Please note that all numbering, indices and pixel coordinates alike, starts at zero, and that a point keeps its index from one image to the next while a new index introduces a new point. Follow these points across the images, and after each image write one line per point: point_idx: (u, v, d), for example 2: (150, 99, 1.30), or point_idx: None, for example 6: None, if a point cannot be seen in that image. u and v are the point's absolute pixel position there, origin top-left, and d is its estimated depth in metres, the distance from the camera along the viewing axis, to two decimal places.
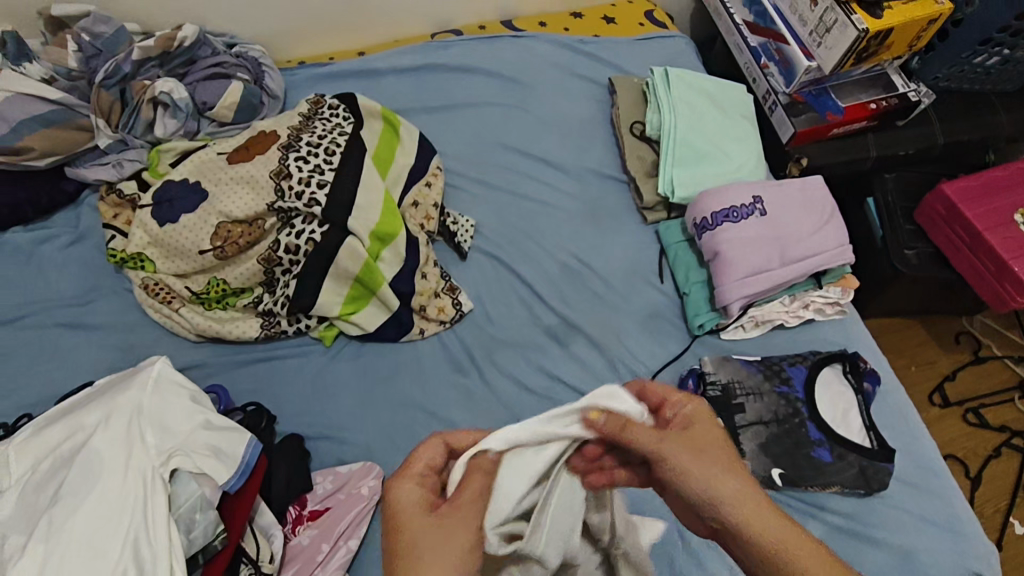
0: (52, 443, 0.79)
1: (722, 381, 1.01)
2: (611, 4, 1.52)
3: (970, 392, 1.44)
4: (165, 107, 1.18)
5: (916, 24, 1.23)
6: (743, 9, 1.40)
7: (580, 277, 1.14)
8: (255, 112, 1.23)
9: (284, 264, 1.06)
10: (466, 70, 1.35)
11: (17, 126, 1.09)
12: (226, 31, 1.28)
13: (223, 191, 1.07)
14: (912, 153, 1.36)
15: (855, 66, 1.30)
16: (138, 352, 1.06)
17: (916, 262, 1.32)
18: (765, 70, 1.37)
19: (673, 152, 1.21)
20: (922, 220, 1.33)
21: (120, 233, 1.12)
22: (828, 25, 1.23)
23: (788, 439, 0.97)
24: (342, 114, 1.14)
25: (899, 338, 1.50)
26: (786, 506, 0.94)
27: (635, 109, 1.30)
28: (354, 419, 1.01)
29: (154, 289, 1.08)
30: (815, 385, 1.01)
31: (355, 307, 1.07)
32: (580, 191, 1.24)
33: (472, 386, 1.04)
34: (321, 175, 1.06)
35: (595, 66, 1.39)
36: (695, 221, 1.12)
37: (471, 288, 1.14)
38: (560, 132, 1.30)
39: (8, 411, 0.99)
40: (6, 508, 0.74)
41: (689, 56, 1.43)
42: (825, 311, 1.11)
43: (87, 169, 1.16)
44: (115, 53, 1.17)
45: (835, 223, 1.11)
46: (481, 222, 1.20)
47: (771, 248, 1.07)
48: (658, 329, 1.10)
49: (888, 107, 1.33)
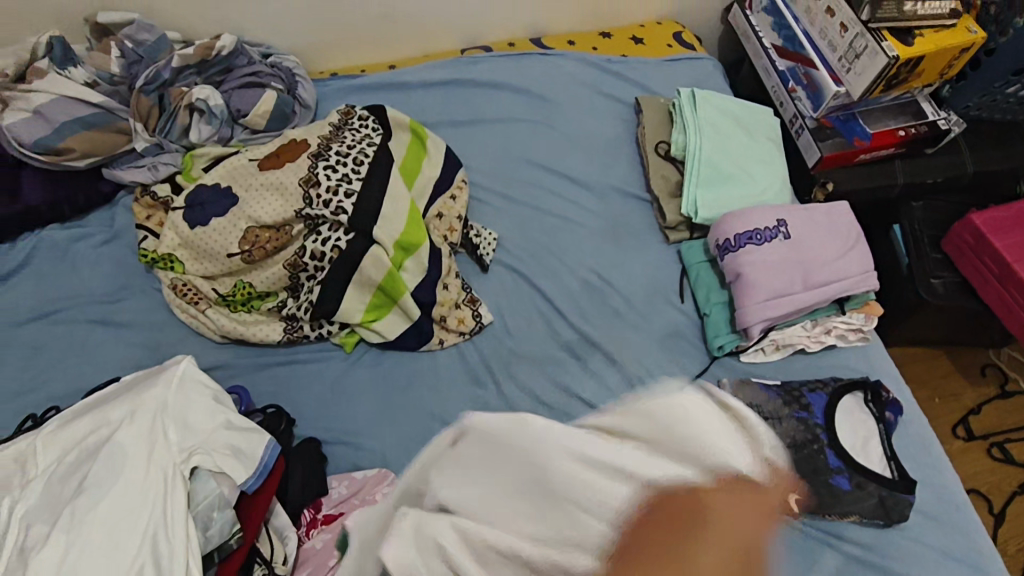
0: (78, 436, 0.80)
1: (742, 404, 0.99)
2: (640, 25, 1.53)
3: (995, 427, 1.42)
4: (201, 113, 1.21)
5: (948, 52, 1.23)
6: (773, 33, 1.41)
7: (600, 294, 1.14)
8: (287, 120, 1.26)
9: (309, 270, 1.08)
10: (495, 86, 1.37)
11: (59, 127, 1.14)
12: (263, 41, 1.32)
13: (254, 197, 1.09)
14: (941, 181, 1.35)
15: (884, 93, 1.30)
16: (164, 350, 1.08)
17: (943, 291, 1.30)
18: (793, 94, 1.37)
19: (698, 173, 1.21)
20: (950, 249, 1.31)
21: (152, 234, 1.14)
22: (858, 51, 1.22)
23: (808, 465, 0.94)
24: (371, 126, 1.18)
25: (923, 368, 1.47)
26: (803, 534, 0.93)
27: (661, 129, 1.31)
28: (371, 425, 1.02)
29: (182, 289, 1.10)
30: (836, 411, 0.99)
31: (377, 315, 1.08)
32: (602, 208, 1.24)
33: (490, 398, 1.04)
34: (348, 184, 1.09)
35: (622, 85, 1.40)
36: (717, 242, 1.12)
37: (492, 301, 1.14)
38: (585, 150, 1.31)
39: (36, 403, 1.01)
40: (31, 498, 0.75)
41: (716, 78, 1.43)
42: (847, 337, 1.10)
43: (123, 171, 1.19)
44: (156, 60, 1.20)
45: (860, 248, 1.10)
46: (503, 235, 1.21)
47: (794, 271, 1.06)
48: (677, 350, 1.10)
49: (918, 134, 1.32)
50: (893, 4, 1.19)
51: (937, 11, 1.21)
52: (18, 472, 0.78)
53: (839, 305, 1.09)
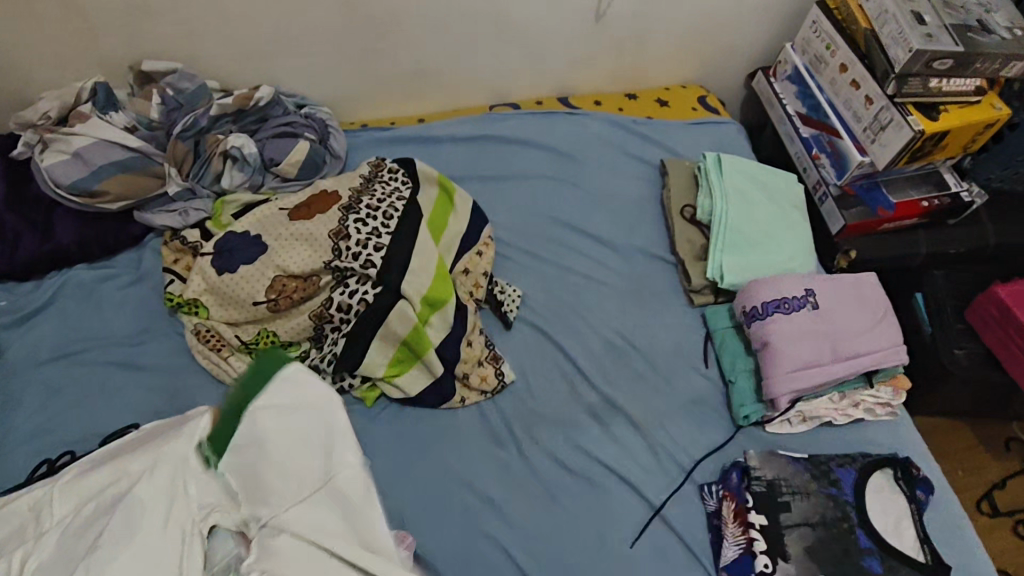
0: (97, 486, 0.79)
1: (767, 477, 0.99)
2: (665, 88, 1.56)
3: (1020, 504, 1.38)
4: (234, 160, 1.23)
5: (972, 128, 1.24)
6: (796, 101, 1.43)
7: (623, 355, 1.14)
8: (317, 170, 1.28)
9: (334, 322, 1.09)
10: (522, 142, 1.39)
11: (97, 171, 1.16)
12: (298, 92, 1.35)
13: (283, 247, 1.10)
14: (963, 252, 1.35)
15: (908, 164, 1.31)
16: (182, 397, 1.07)
17: (966, 363, 1.27)
18: (816, 160, 1.38)
19: (723, 238, 1.21)
20: (974, 319, 1.27)
21: (179, 278, 1.15)
22: (883, 123, 1.24)
23: (835, 545, 0.93)
24: (401, 179, 1.19)
25: (944, 440, 1.45)
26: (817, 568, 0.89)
27: (686, 192, 1.32)
28: (391, 483, 1.00)
29: (205, 335, 1.10)
30: (865, 491, 0.98)
31: (399, 370, 1.08)
32: (626, 268, 1.25)
33: (509, 460, 1.03)
34: (378, 238, 1.09)
35: (646, 146, 1.42)
36: (744, 309, 1.12)
37: (515, 360, 1.13)
38: (609, 210, 1.32)
39: (49, 447, 1.00)
40: (46, 551, 0.73)
41: (740, 143, 1.45)
42: (874, 411, 1.09)
43: (153, 215, 1.19)
44: (194, 107, 1.22)
45: (888, 321, 1.10)
46: (527, 292, 1.21)
47: (822, 342, 1.06)
48: (700, 417, 1.09)
49: (941, 205, 1.34)
50: (919, 79, 1.20)
51: (962, 88, 1.23)
52: (33, 523, 0.77)
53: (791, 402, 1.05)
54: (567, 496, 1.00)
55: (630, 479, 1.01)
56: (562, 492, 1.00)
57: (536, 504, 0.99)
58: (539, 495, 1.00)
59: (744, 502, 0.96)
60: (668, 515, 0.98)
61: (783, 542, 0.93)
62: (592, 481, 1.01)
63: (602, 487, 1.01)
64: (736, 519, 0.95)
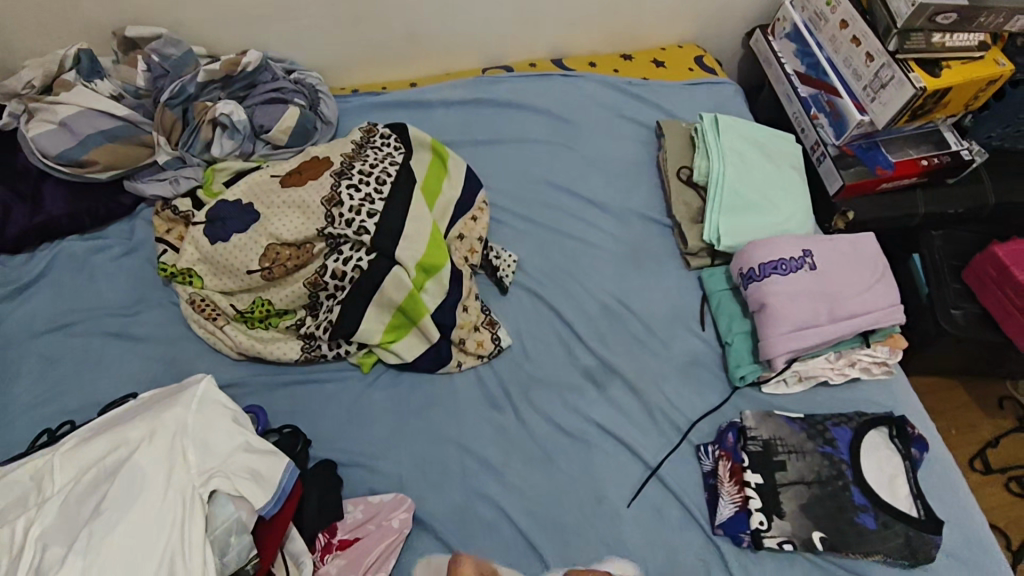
0: (97, 455, 0.79)
1: (763, 437, 0.99)
2: (661, 48, 1.53)
3: (1013, 461, 1.37)
4: (223, 128, 1.21)
5: (975, 84, 1.22)
6: (795, 59, 1.40)
7: (620, 319, 1.14)
8: (308, 137, 1.26)
9: (329, 289, 1.07)
10: (516, 106, 1.37)
11: (84, 140, 1.14)
12: (287, 58, 1.32)
13: (276, 214, 1.09)
14: (963, 212, 1.34)
15: (908, 122, 1.29)
16: (180, 366, 1.07)
17: (963, 323, 1.26)
18: (815, 120, 1.36)
19: (720, 199, 1.20)
20: (970, 279, 1.27)
21: (171, 248, 1.14)
22: (883, 81, 1.21)
23: (830, 502, 0.95)
24: (393, 144, 1.17)
25: (940, 399, 1.43)
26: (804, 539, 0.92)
27: (683, 154, 1.30)
28: (389, 448, 1.01)
29: (200, 305, 1.09)
30: (860, 448, 0.99)
31: (396, 336, 1.08)
32: (622, 231, 1.24)
33: (507, 424, 1.03)
34: (371, 205, 1.08)
35: (641, 107, 1.40)
36: (741, 271, 1.11)
37: (511, 324, 1.13)
38: (603, 173, 1.31)
39: (51, 416, 1.01)
40: (48, 517, 0.73)
41: (737, 104, 1.43)
42: (871, 370, 1.09)
43: (145, 184, 1.18)
44: (181, 74, 1.20)
45: (886, 280, 1.10)
46: (523, 258, 1.20)
47: (819, 303, 1.06)
48: (698, 379, 1.09)
49: (941, 164, 1.31)
50: (921, 35, 1.18)
51: (965, 43, 1.21)
52: (35, 492, 0.77)
53: (763, 510, 0.94)
54: (564, 457, 1.01)
55: (626, 441, 1.01)
56: (559, 453, 1.01)
57: (535, 466, 1.00)
58: (536, 456, 1.00)
59: (742, 462, 0.97)
60: (664, 475, 0.99)
61: (778, 499, 0.95)
62: (588, 441, 1.02)
63: (597, 448, 1.01)
64: (733, 478, 0.97)
